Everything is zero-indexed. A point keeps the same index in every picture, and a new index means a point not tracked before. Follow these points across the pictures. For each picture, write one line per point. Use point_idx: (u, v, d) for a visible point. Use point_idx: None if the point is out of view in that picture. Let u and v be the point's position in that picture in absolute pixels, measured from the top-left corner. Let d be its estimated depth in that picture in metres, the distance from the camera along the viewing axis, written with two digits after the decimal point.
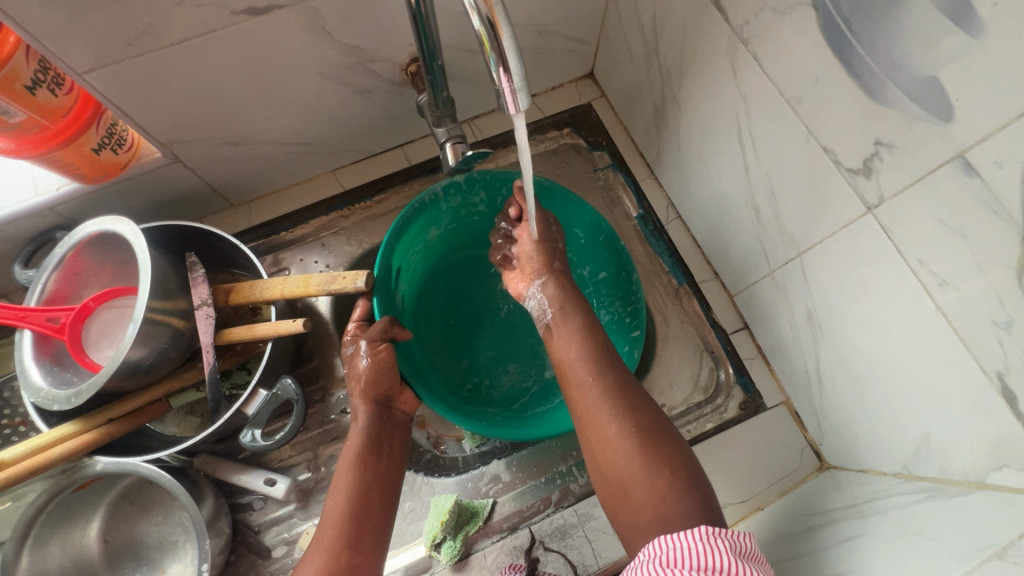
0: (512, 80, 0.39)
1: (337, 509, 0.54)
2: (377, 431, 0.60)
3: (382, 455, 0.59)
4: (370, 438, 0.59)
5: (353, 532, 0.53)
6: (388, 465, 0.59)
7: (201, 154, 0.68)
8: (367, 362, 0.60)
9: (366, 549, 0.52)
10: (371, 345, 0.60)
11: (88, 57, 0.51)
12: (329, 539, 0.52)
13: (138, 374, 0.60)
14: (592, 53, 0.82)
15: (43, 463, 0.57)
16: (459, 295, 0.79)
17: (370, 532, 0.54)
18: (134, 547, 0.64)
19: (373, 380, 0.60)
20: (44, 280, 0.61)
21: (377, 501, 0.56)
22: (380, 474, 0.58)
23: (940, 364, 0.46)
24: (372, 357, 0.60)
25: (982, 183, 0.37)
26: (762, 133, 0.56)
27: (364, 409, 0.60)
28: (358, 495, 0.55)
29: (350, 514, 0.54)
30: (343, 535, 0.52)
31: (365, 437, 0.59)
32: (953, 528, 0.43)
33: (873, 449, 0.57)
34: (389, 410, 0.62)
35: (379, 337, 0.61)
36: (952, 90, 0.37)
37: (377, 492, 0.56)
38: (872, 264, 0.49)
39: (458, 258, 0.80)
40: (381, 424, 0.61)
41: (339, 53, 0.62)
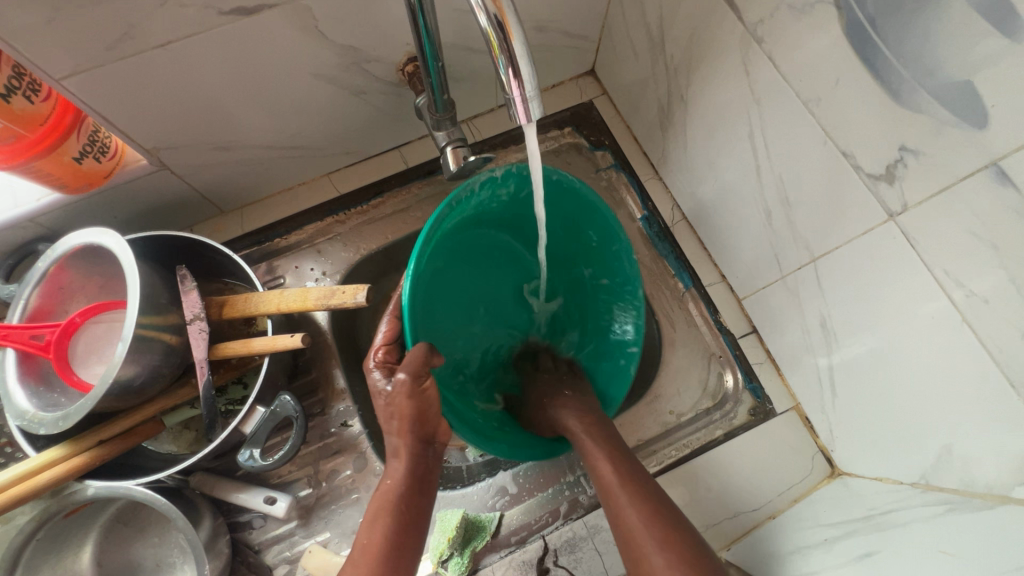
0: (524, 88, 0.37)
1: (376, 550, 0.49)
2: (419, 469, 0.55)
3: (422, 495, 0.54)
4: (412, 478, 0.55)
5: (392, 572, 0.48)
6: (425, 505, 0.55)
7: (189, 161, 0.65)
8: (409, 397, 0.54)
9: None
10: (414, 380, 0.54)
11: (67, 62, 0.47)
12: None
13: (129, 393, 0.57)
14: (593, 50, 0.80)
15: (32, 490, 0.54)
16: (456, 279, 0.69)
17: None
18: (129, 570, 0.62)
19: (419, 416, 0.54)
20: (26, 297, 0.58)
21: (412, 541, 0.52)
22: (417, 515, 0.53)
23: (963, 378, 0.45)
24: (420, 393, 0.54)
25: (1017, 192, 0.35)
26: (776, 135, 0.54)
27: (406, 447, 0.55)
28: (396, 535, 0.51)
29: (389, 552, 0.49)
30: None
31: (406, 477, 0.54)
32: (981, 547, 0.42)
33: (890, 458, 0.56)
34: (432, 449, 0.57)
35: (422, 367, 0.54)
36: (988, 95, 0.35)
37: (413, 533, 0.52)
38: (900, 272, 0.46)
39: (464, 239, 0.67)
40: (423, 461, 0.56)
41: (333, 53, 0.59)
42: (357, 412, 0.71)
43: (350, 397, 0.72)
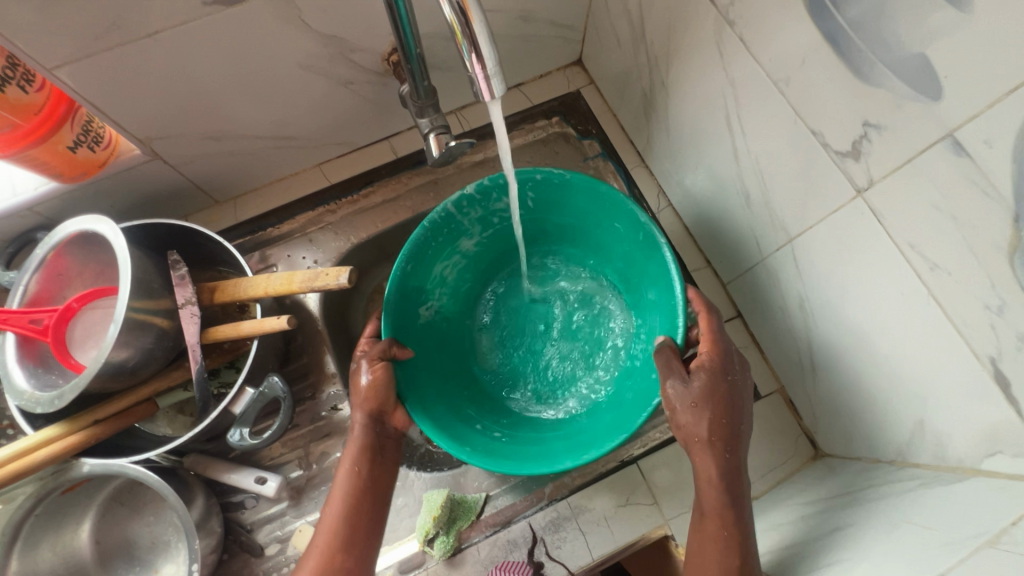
0: (485, 66, 0.38)
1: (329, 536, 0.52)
2: (373, 440, 0.57)
3: (380, 466, 0.57)
4: (364, 447, 0.56)
5: (345, 539, 0.52)
6: (385, 470, 0.57)
7: (181, 150, 0.66)
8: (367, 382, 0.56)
9: (360, 551, 0.52)
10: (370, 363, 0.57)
11: (57, 52, 0.49)
12: (322, 549, 0.51)
13: (122, 374, 0.59)
14: (580, 39, 0.81)
15: (27, 467, 0.56)
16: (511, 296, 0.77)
17: (362, 541, 0.53)
18: (125, 548, 0.64)
19: (374, 396, 0.57)
20: (25, 282, 0.61)
21: (371, 506, 0.55)
22: (375, 482, 0.56)
23: (924, 354, 0.46)
24: (372, 375, 0.57)
25: (972, 162, 0.36)
26: (751, 117, 0.55)
27: (359, 420, 0.57)
28: (350, 505, 0.54)
29: (344, 523, 0.53)
30: (334, 544, 0.52)
31: (359, 447, 0.56)
32: (946, 515, 0.42)
33: (868, 437, 0.57)
34: (384, 420, 0.58)
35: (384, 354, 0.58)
36: (940, 67, 0.35)
37: (370, 500, 0.55)
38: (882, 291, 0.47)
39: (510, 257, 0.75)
40: (378, 430, 0.57)
41: (318, 43, 0.61)
42: (347, 396, 0.73)
43: (340, 381, 0.73)
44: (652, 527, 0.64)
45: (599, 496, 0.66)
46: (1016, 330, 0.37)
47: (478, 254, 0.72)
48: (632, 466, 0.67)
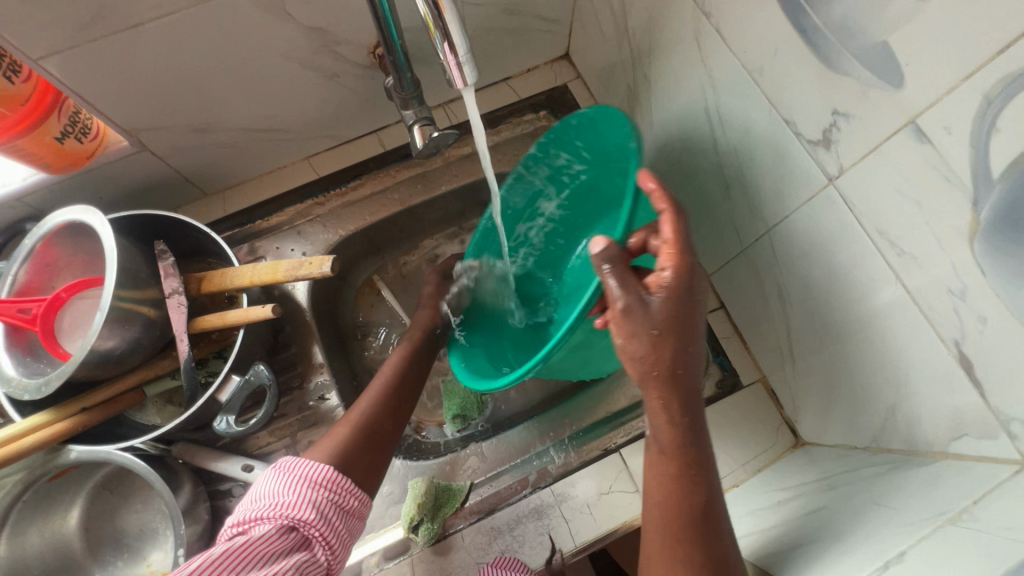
0: (457, 54, 0.38)
1: (368, 409, 0.59)
2: (421, 345, 0.67)
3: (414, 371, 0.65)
4: (412, 348, 0.66)
5: (389, 409, 0.59)
6: (421, 371, 0.65)
7: (169, 142, 0.67)
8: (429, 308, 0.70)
9: (396, 424, 0.59)
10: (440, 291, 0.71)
11: (43, 42, 0.50)
12: (368, 409, 0.58)
13: (109, 362, 0.60)
14: (566, 34, 0.81)
15: (15, 453, 0.57)
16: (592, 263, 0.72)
17: (398, 419, 0.60)
18: (113, 535, 0.65)
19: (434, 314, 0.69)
20: (14, 272, 0.61)
21: (409, 393, 0.63)
22: (417, 376, 0.65)
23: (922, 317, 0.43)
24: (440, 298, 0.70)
25: (933, 149, 0.37)
26: (729, 107, 0.56)
27: (416, 325, 0.69)
28: (395, 385, 0.62)
29: (389, 396, 0.61)
30: (379, 409, 0.59)
31: (410, 347, 0.66)
32: (912, 497, 0.43)
33: (844, 425, 0.57)
34: (434, 332, 0.69)
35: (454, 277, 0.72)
36: (902, 54, 0.36)
37: (412, 390, 0.63)
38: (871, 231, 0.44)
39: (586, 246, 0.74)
40: (427, 338, 0.68)
41: (303, 36, 0.62)
42: (334, 385, 0.73)
43: (328, 371, 0.74)
44: (633, 515, 0.64)
45: (581, 483, 0.67)
46: (979, 313, 0.38)
47: (564, 220, 0.74)
48: (615, 454, 0.68)
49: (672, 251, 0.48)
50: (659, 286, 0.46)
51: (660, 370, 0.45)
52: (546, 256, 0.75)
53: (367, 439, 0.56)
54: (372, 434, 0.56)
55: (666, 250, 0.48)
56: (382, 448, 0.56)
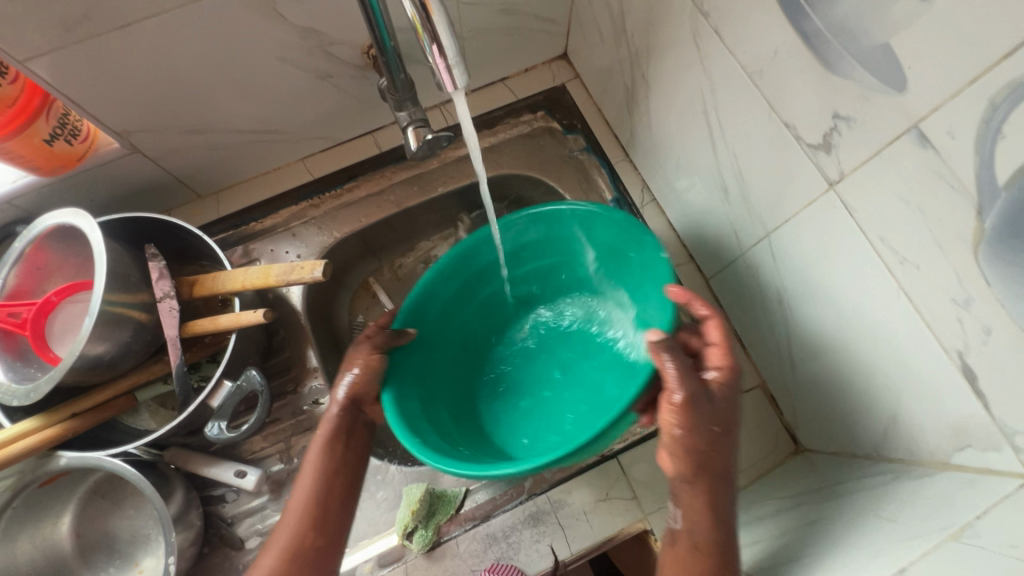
0: (446, 57, 0.37)
1: (301, 510, 0.52)
2: (344, 425, 0.56)
3: (346, 448, 0.56)
4: (336, 431, 0.56)
5: (317, 518, 0.52)
6: (356, 458, 0.56)
7: (161, 144, 0.66)
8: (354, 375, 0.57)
9: (329, 533, 0.52)
10: (368, 351, 0.58)
11: (29, 43, 0.49)
12: (292, 526, 0.51)
13: (99, 368, 0.59)
14: (564, 33, 0.80)
15: (4, 458, 0.56)
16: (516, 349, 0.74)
17: (327, 527, 0.52)
18: (105, 541, 0.64)
19: (363, 385, 0.58)
20: (3, 275, 0.61)
21: (338, 488, 0.54)
22: (345, 464, 0.55)
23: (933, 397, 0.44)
24: (366, 363, 0.58)
25: (936, 154, 0.36)
26: (727, 110, 0.55)
27: (339, 401, 0.57)
28: (320, 483, 0.53)
29: (314, 499, 0.53)
30: (306, 518, 0.52)
31: (331, 430, 0.56)
32: (913, 509, 0.42)
33: (845, 432, 0.57)
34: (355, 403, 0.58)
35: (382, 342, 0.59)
36: (904, 58, 0.35)
37: (342, 481, 0.54)
38: (874, 311, 0.46)
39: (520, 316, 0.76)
40: (349, 414, 0.57)
41: (295, 36, 0.61)
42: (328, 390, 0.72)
43: (322, 375, 0.73)
44: (630, 522, 0.64)
45: (578, 490, 0.66)
46: (982, 322, 0.37)
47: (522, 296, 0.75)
48: (612, 460, 0.67)
49: (723, 353, 0.52)
50: (717, 385, 0.50)
51: (710, 468, 0.48)
52: (491, 314, 0.75)
53: (293, 564, 0.50)
54: (301, 555, 0.50)
55: (715, 351, 0.53)
56: (316, 570, 0.50)
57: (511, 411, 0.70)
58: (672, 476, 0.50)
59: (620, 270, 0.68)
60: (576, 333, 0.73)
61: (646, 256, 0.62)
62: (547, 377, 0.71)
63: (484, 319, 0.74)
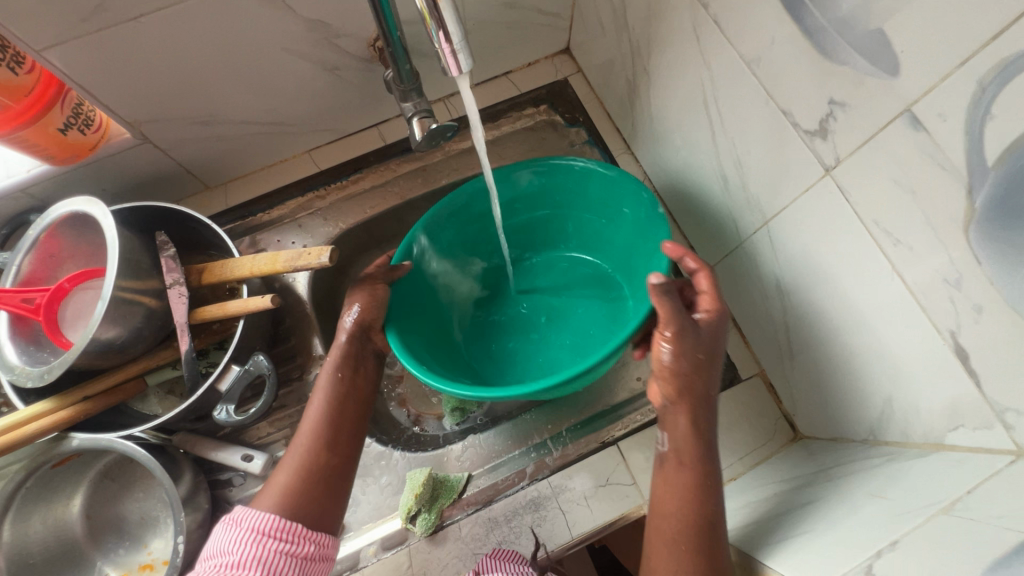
0: (452, 43, 0.38)
1: (313, 426, 0.56)
2: (355, 350, 0.60)
3: (356, 373, 0.60)
4: (345, 357, 0.60)
5: (330, 437, 0.55)
6: (365, 385, 0.60)
7: (171, 135, 0.68)
8: (359, 309, 0.60)
9: (342, 453, 0.55)
10: (372, 282, 0.61)
11: (44, 33, 0.51)
12: (306, 444, 0.55)
13: (110, 352, 0.60)
14: (566, 28, 0.81)
15: (18, 439, 0.58)
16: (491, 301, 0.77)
17: (341, 448, 0.56)
18: (114, 522, 0.66)
19: (367, 315, 0.60)
20: (18, 262, 0.62)
21: (350, 409, 0.57)
22: (356, 388, 0.59)
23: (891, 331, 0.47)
24: (371, 292, 0.60)
25: (928, 136, 0.37)
26: (726, 99, 0.56)
27: (346, 329, 0.60)
28: (334, 404, 0.57)
29: (327, 419, 0.56)
30: (319, 437, 0.55)
31: (340, 357, 0.59)
32: (907, 486, 0.43)
33: (841, 417, 0.57)
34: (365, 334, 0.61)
35: (386, 274, 0.62)
36: (897, 42, 0.36)
37: (354, 405, 0.58)
38: (824, 253, 0.51)
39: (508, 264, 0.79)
40: (360, 341, 0.61)
41: (302, 28, 0.62)
42: None
43: None
44: (630, 507, 0.64)
45: (579, 475, 0.67)
46: (974, 301, 0.38)
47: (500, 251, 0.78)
48: (613, 447, 0.69)
49: (711, 299, 0.55)
50: (705, 321, 0.55)
51: (691, 391, 0.53)
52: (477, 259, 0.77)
53: (309, 481, 0.53)
54: (316, 473, 0.53)
55: (704, 298, 0.56)
56: (330, 486, 0.54)
57: (498, 355, 0.73)
58: (661, 403, 0.55)
59: (611, 229, 0.72)
60: (567, 286, 0.77)
61: (639, 209, 0.65)
62: (529, 320, 0.75)
63: (473, 263, 0.76)
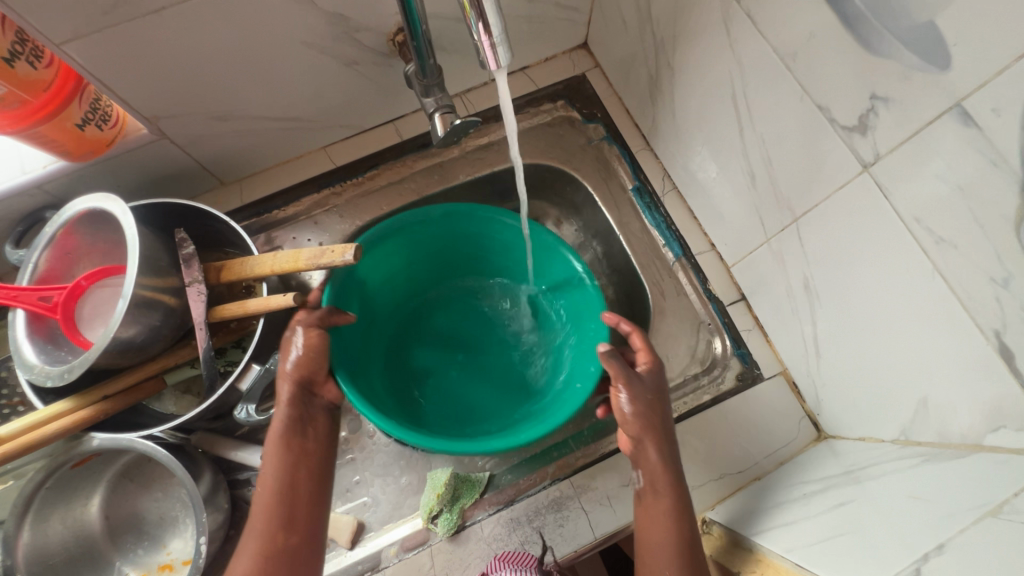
0: (491, 35, 0.37)
1: (268, 502, 0.52)
2: (299, 413, 0.56)
3: (303, 438, 0.56)
4: (291, 423, 0.56)
5: (285, 516, 0.52)
6: (317, 446, 0.56)
7: (189, 130, 0.67)
8: (300, 351, 0.56)
9: (302, 528, 0.52)
10: (304, 329, 0.57)
11: (65, 27, 0.50)
12: (261, 526, 0.51)
13: (131, 351, 0.60)
14: (585, 22, 0.80)
15: (39, 439, 0.57)
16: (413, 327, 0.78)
17: (298, 522, 0.52)
18: (134, 522, 0.66)
19: (302, 364, 0.57)
20: (35, 260, 0.61)
21: (301, 480, 0.54)
22: (308, 456, 0.55)
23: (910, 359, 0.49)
24: (304, 342, 0.57)
25: (980, 132, 0.36)
26: (757, 96, 0.55)
27: (286, 390, 0.56)
28: (283, 479, 0.53)
29: (279, 498, 0.52)
30: (274, 517, 0.51)
31: (286, 423, 0.55)
32: (946, 489, 0.42)
33: (871, 418, 0.56)
34: (308, 389, 0.58)
35: (312, 321, 0.58)
36: (950, 35, 0.36)
37: (307, 473, 0.54)
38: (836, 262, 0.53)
39: (430, 293, 0.80)
40: (303, 402, 0.57)
41: (324, 22, 0.61)
42: None
43: None
44: None
45: (602, 475, 0.66)
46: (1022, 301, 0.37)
47: (422, 276, 0.78)
48: None
49: (645, 352, 0.60)
50: (647, 371, 0.59)
51: (653, 427, 0.56)
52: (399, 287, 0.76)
53: (271, 561, 0.49)
54: (278, 554, 0.50)
55: (642, 353, 0.60)
56: (296, 564, 0.50)
57: (419, 384, 0.74)
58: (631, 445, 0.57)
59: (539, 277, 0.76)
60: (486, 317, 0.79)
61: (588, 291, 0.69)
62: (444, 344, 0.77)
63: (393, 295, 0.76)
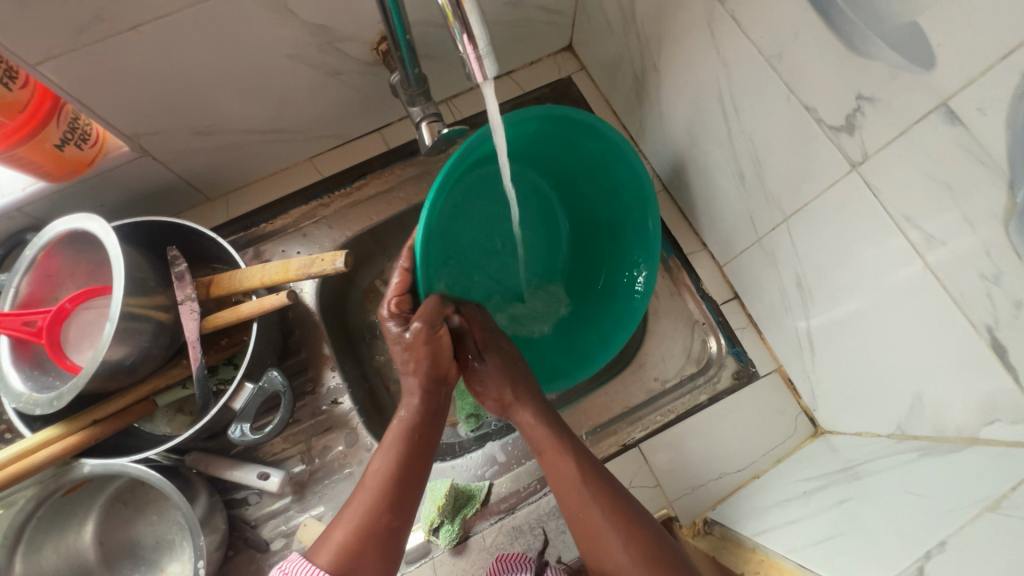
0: (476, 47, 0.37)
1: (381, 480, 0.52)
2: (431, 404, 0.58)
3: (428, 426, 0.57)
4: (424, 413, 0.57)
5: (396, 498, 0.51)
6: (432, 440, 0.57)
7: (171, 146, 0.66)
8: (431, 349, 0.58)
9: (405, 513, 0.51)
10: (437, 331, 0.58)
11: (41, 47, 0.49)
12: (370, 503, 0.50)
13: (121, 373, 0.59)
14: (570, 25, 0.80)
15: (28, 468, 0.56)
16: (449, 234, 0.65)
17: (405, 507, 0.52)
18: (128, 547, 0.65)
19: (432, 360, 0.59)
20: (16, 284, 0.60)
21: (415, 468, 0.54)
22: (429, 447, 0.56)
23: (905, 352, 0.49)
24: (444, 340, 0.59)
25: (966, 131, 0.37)
26: (744, 94, 0.55)
27: (418, 386, 0.58)
28: (404, 462, 0.53)
29: (398, 480, 0.52)
30: (385, 498, 0.51)
31: (418, 413, 0.57)
32: (945, 483, 0.43)
33: (867, 413, 0.56)
34: (439, 388, 0.59)
35: (436, 318, 0.58)
36: (933, 36, 0.36)
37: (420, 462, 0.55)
38: (829, 238, 0.52)
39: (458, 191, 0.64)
40: (435, 396, 0.59)
41: (305, 34, 0.60)
42: (347, 389, 0.73)
43: (340, 374, 0.74)
44: (657, 508, 0.63)
45: None
46: (1013, 297, 0.38)
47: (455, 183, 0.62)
48: (634, 449, 0.67)
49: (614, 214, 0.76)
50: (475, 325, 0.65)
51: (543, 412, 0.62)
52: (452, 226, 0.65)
53: (366, 539, 0.48)
54: (376, 536, 0.49)
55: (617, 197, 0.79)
56: (389, 550, 0.49)
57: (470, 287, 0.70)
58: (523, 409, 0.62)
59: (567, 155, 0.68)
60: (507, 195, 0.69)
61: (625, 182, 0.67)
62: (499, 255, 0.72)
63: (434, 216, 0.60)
